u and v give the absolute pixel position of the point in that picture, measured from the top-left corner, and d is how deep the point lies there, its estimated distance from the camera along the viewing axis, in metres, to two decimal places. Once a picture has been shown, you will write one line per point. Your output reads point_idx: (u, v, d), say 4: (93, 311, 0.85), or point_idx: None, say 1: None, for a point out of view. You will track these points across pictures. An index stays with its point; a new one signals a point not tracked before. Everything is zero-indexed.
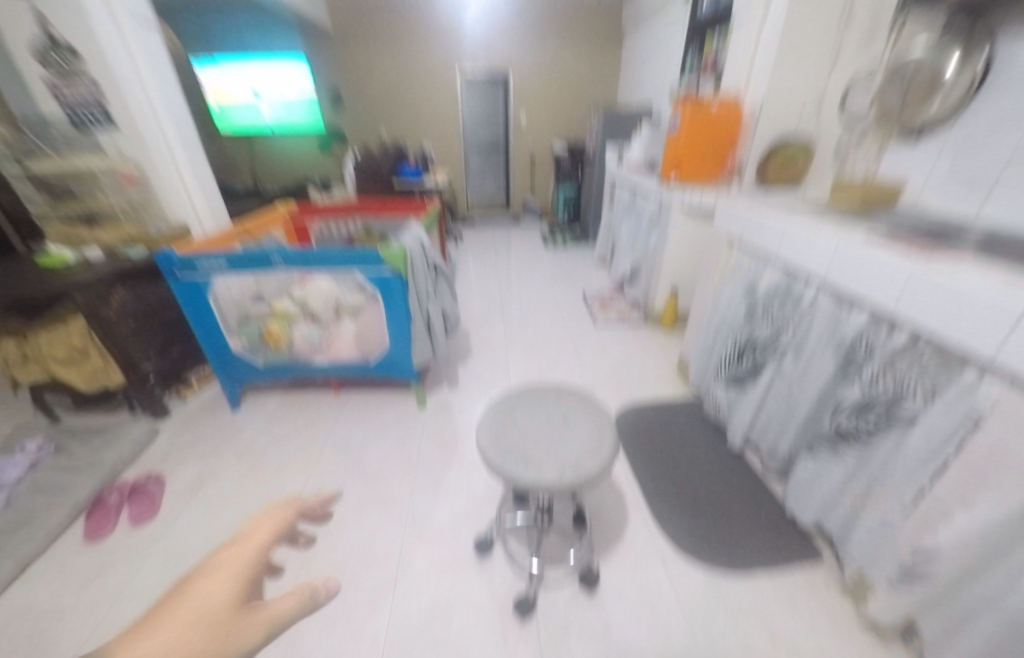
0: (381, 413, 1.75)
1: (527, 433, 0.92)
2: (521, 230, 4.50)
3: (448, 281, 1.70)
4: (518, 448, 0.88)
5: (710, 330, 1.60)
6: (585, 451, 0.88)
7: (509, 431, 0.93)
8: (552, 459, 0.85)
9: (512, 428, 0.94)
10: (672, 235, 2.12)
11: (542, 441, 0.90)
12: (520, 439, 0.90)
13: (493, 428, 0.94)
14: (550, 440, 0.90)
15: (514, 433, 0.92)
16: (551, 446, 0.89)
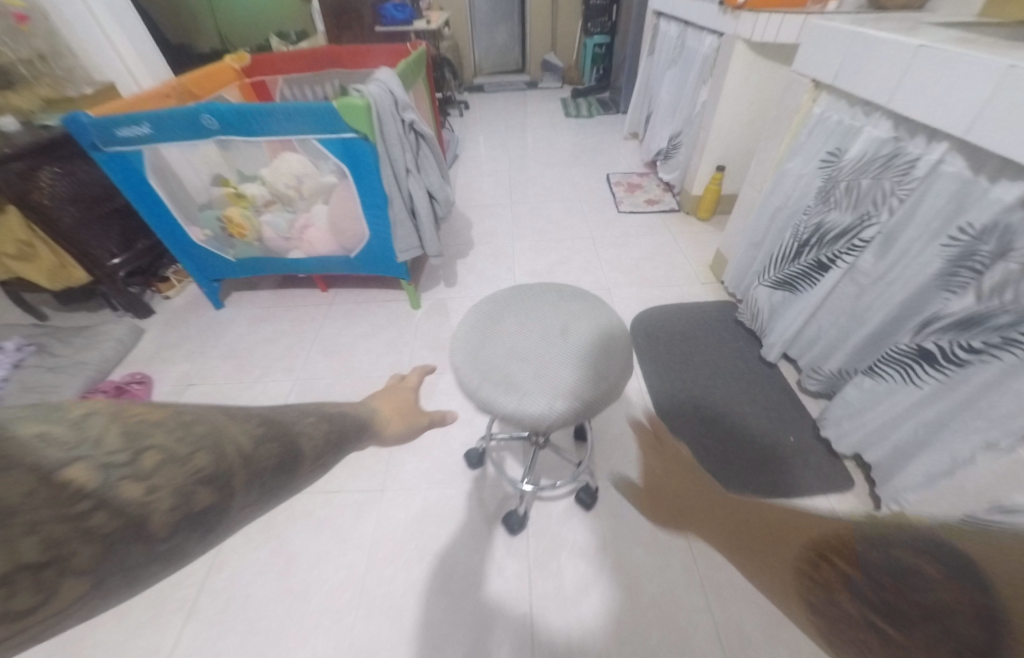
0: (372, 312, 1.59)
1: (515, 342, 0.71)
2: (539, 98, 3.76)
3: (435, 152, 1.35)
4: (500, 361, 0.68)
5: (764, 217, 1.26)
6: (588, 371, 0.67)
7: (492, 342, 0.72)
8: (541, 383, 0.65)
9: (495, 337, 0.72)
10: (727, 90, 1.63)
11: (534, 353, 0.69)
12: (505, 353, 0.69)
13: (472, 337, 0.73)
14: (543, 354, 0.69)
15: (498, 344, 0.71)
16: (544, 362, 0.68)
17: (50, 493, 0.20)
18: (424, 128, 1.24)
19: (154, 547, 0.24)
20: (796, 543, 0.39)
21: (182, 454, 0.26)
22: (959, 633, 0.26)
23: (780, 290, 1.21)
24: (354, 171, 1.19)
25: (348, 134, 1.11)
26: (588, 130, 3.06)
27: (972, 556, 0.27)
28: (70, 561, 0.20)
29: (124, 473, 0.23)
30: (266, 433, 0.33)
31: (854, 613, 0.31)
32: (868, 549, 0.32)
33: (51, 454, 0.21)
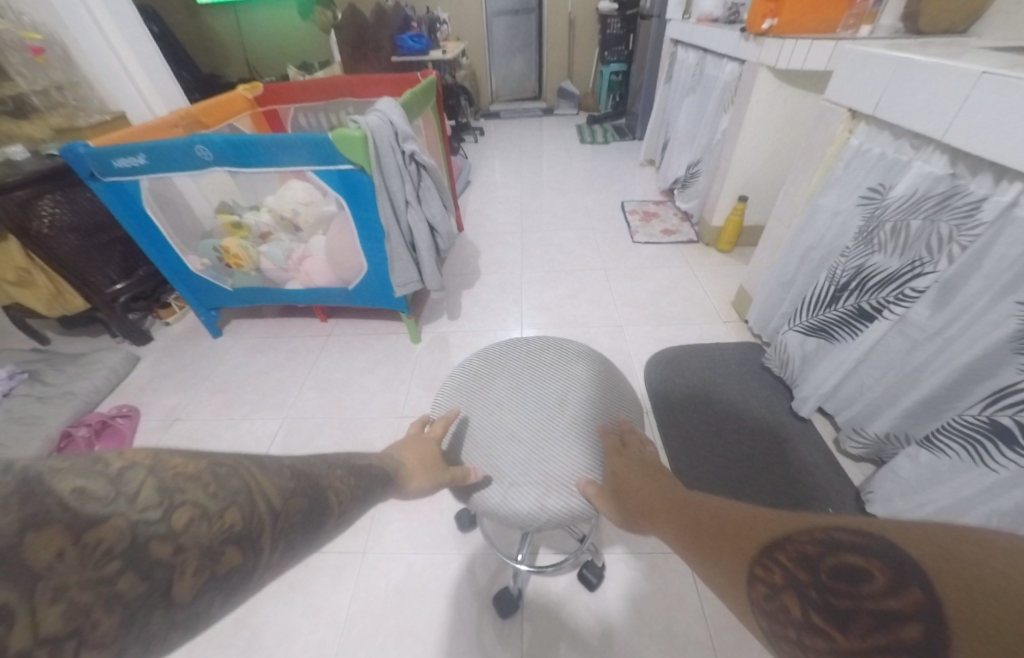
0: (371, 345, 1.51)
1: (507, 411, 0.66)
2: (555, 125, 3.76)
3: (438, 183, 1.29)
4: (488, 433, 0.64)
5: (795, 256, 1.14)
6: (583, 451, 0.60)
7: (484, 409, 0.67)
8: (529, 470, 0.59)
9: (486, 404, 0.68)
10: (750, 118, 1.54)
11: (526, 427, 0.64)
12: (495, 424, 0.65)
13: (463, 402, 0.70)
14: (536, 428, 0.64)
15: (491, 413, 0.67)
16: (537, 437, 0.62)
17: (80, 556, 0.24)
18: (426, 159, 1.19)
19: (177, 611, 0.28)
20: (748, 536, 0.37)
21: (211, 513, 0.30)
22: (908, 638, 0.25)
23: (814, 337, 1.09)
24: (351, 203, 1.14)
25: (343, 165, 1.06)
26: (603, 157, 3.01)
27: (941, 578, 0.26)
28: (93, 624, 0.24)
29: (157, 531, 0.27)
30: (293, 489, 0.38)
31: (803, 615, 0.30)
32: (829, 558, 0.31)
33: (89, 514, 0.25)
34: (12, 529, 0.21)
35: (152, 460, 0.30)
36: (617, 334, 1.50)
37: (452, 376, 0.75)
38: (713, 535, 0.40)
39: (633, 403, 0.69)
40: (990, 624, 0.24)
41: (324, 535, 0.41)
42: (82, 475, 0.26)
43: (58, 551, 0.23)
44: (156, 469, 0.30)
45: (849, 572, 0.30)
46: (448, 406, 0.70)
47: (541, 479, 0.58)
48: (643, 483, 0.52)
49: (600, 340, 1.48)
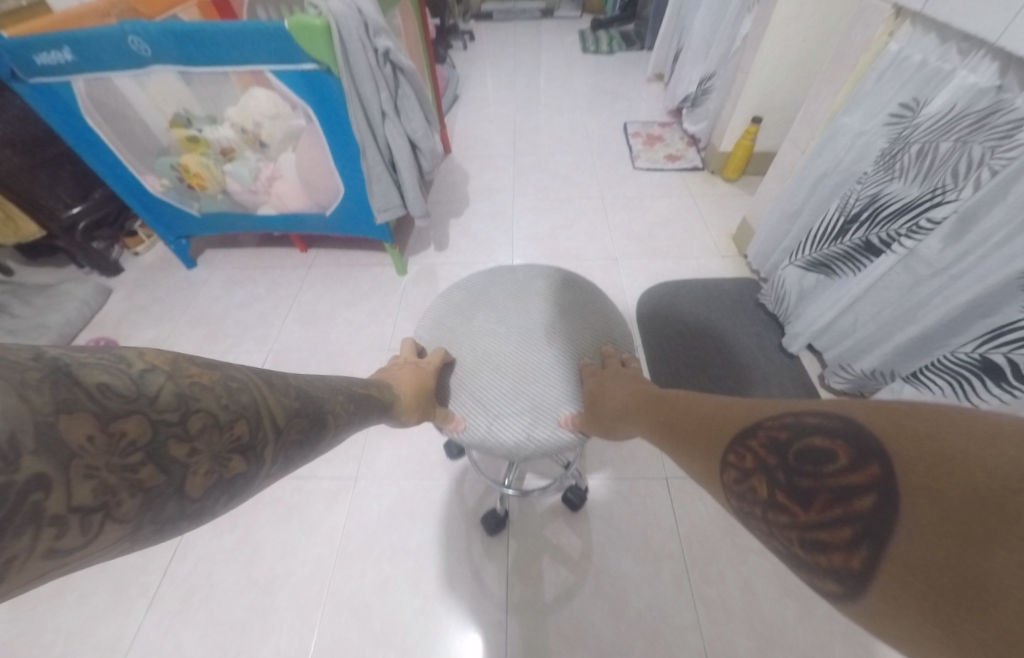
0: (354, 277, 1.45)
1: (491, 343, 0.64)
2: (554, 30, 3.33)
3: (419, 91, 1.13)
4: (472, 367, 0.62)
5: (808, 183, 1.06)
6: (567, 384, 0.59)
7: (467, 342, 0.64)
8: (514, 404, 0.58)
9: (470, 336, 0.65)
10: (778, 20, 1.34)
11: (510, 359, 0.61)
12: (478, 358, 0.63)
13: (446, 332, 0.67)
14: (521, 359, 0.61)
15: (475, 346, 0.64)
16: (522, 371, 0.60)
17: (107, 444, 0.21)
18: (403, 60, 1.03)
19: (188, 505, 0.26)
20: (721, 433, 0.36)
21: (224, 421, 0.28)
22: (861, 511, 0.23)
23: (814, 272, 1.04)
24: (321, 113, 1.01)
25: (306, 65, 0.92)
26: (607, 70, 2.70)
27: (895, 441, 0.23)
28: (118, 504, 0.22)
29: (175, 432, 0.24)
30: (298, 410, 0.36)
31: (767, 496, 0.29)
32: (795, 441, 0.29)
33: (112, 405, 0.22)
34: (45, 408, 0.19)
35: (172, 361, 0.26)
36: (612, 269, 1.44)
37: (431, 306, 0.71)
38: (691, 435, 0.39)
39: (624, 335, 0.66)
40: (943, 483, 0.21)
41: (313, 455, 0.39)
42: (104, 369, 0.22)
43: (87, 437, 0.21)
44: (176, 371, 0.26)
45: (813, 452, 0.27)
46: (431, 337, 0.67)
47: (525, 413, 0.57)
48: (624, 395, 0.52)
49: (593, 275, 1.43)
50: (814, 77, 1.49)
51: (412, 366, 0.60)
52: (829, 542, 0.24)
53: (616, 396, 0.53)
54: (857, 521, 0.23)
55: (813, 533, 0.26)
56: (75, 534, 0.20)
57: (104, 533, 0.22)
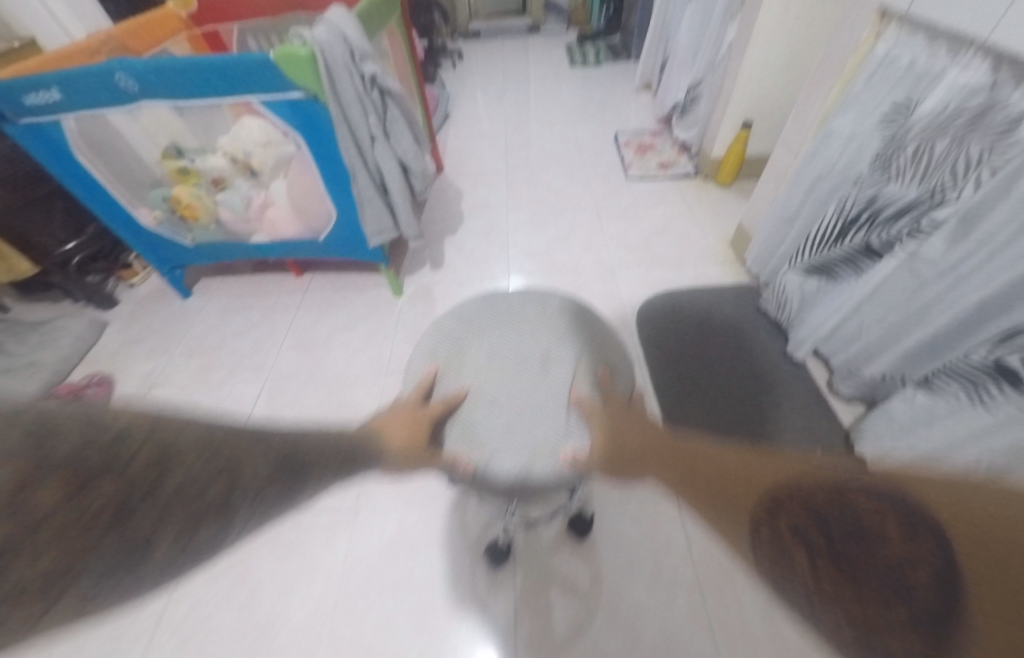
0: (350, 301, 1.43)
1: (488, 373, 0.62)
2: (541, 45, 3.37)
3: (406, 112, 1.13)
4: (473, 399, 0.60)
5: (804, 187, 1.05)
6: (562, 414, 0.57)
7: (462, 372, 0.63)
8: (513, 438, 0.56)
9: (466, 366, 0.64)
10: (761, 27, 1.34)
11: (507, 390, 0.60)
12: (477, 389, 0.61)
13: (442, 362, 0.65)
14: (517, 391, 0.60)
15: (471, 377, 0.62)
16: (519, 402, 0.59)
17: (67, 515, 0.19)
18: (389, 84, 1.02)
19: (160, 576, 0.23)
20: (733, 488, 0.32)
21: (206, 481, 0.24)
22: (920, 588, 0.22)
23: (815, 277, 1.03)
24: (310, 140, 1.01)
25: (292, 93, 0.92)
26: (595, 81, 2.73)
27: (946, 514, 0.24)
28: (77, 580, 0.20)
29: (141, 497, 0.22)
30: (303, 457, 0.32)
31: (802, 570, 0.25)
32: (828, 503, 0.27)
33: (81, 465, 0.20)
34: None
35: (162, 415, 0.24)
36: (610, 281, 1.43)
37: (424, 339, 0.69)
38: (696, 486, 0.35)
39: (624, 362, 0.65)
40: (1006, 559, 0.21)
41: None
42: (80, 428, 0.21)
43: (51, 505, 0.19)
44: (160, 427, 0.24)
45: (853, 519, 0.26)
46: (429, 367, 0.65)
47: (525, 447, 0.55)
48: (635, 437, 0.49)
49: (591, 287, 1.42)
50: (802, 80, 1.49)
51: (408, 405, 0.56)
52: (889, 622, 0.22)
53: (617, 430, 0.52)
54: (917, 597, 0.22)
55: (863, 612, 0.23)
56: (30, 611, 0.18)
57: (59, 611, 0.20)
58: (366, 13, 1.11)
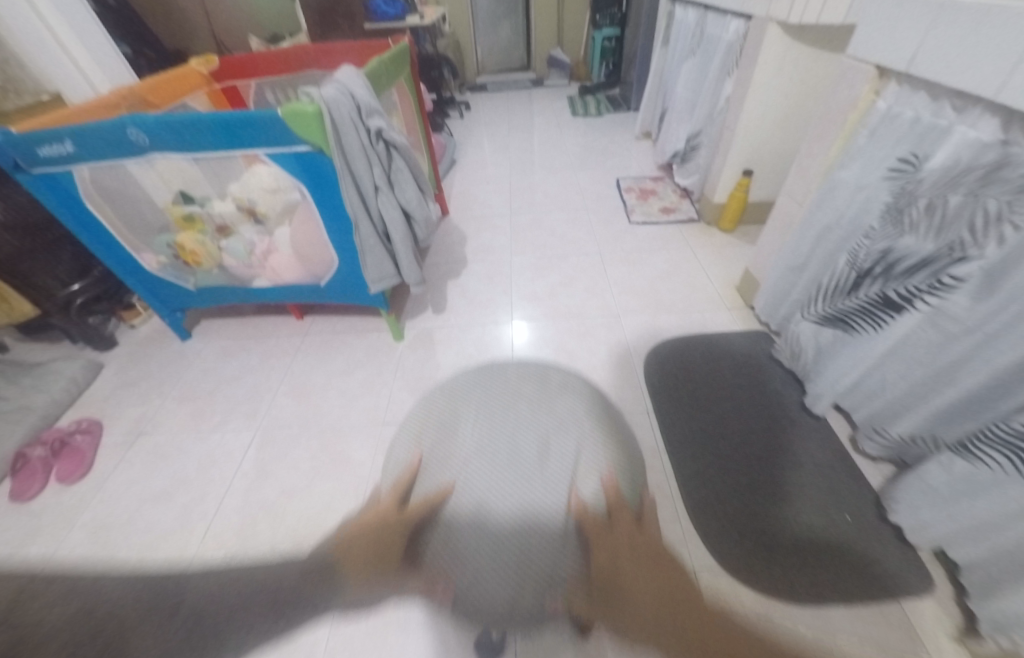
0: (350, 345, 1.40)
1: (478, 458, 0.57)
2: (544, 97, 3.55)
3: (412, 163, 1.14)
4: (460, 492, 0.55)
5: (813, 236, 1.04)
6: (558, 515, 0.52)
7: (450, 457, 0.58)
8: (490, 544, 0.51)
9: (455, 449, 0.59)
10: (758, 83, 1.39)
11: (497, 483, 0.55)
12: (466, 479, 0.56)
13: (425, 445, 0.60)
14: (509, 483, 0.55)
15: (459, 463, 0.57)
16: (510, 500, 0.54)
17: None
18: (395, 137, 1.05)
19: None
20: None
21: None
22: None
23: (830, 327, 0.99)
24: (316, 191, 1.02)
25: (300, 147, 0.94)
26: (597, 130, 2.83)
27: None
28: None
29: None
30: None
31: None
32: None
33: None
34: None
35: None
36: (615, 326, 1.39)
37: (414, 409, 0.65)
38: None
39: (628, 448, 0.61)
40: None
41: None
42: None
43: None
44: None
45: None
46: (414, 448, 0.60)
47: (512, 559, 0.50)
48: (636, 573, 0.44)
49: (597, 332, 1.38)
50: (801, 131, 1.52)
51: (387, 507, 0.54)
52: None
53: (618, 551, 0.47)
54: None
55: None
56: None
57: None
58: (375, 70, 1.16)
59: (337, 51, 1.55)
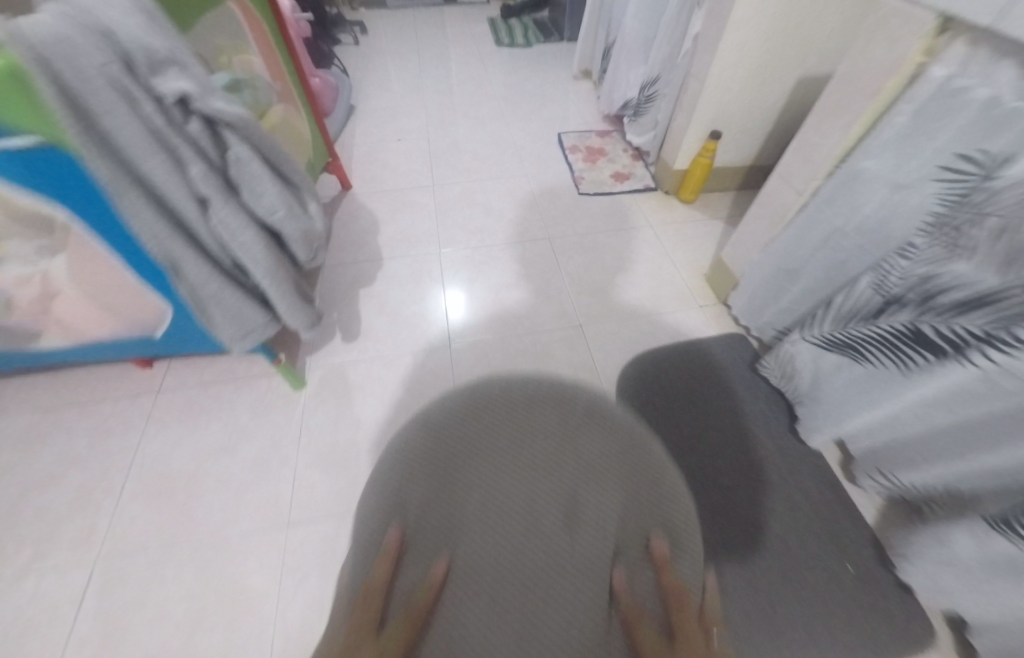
0: (229, 401, 1.02)
1: (487, 523, 0.51)
2: (459, 16, 2.91)
3: (267, 148, 0.72)
4: (462, 575, 0.47)
5: (822, 241, 0.83)
6: (594, 594, 0.46)
7: (453, 525, 0.51)
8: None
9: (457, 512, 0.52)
10: (737, 20, 1.11)
11: (510, 554, 0.49)
12: (466, 560, 0.48)
13: (419, 508, 0.51)
14: (524, 557, 0.49)
15: (462, 533, 0.50)
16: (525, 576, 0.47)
17: None
18: (221, 108, 0.61)
19: None
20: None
21: None
22: None
23: (834, 352, 0.83)
24: (74, 208, 0.58)
25: (4, 140, 0.49)
26: (527, 65, 2.37)
27: None
28: None
29: None
30: None
31: None
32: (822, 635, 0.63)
33: None
34: None
35: None
36: (578, 339, 1.15)
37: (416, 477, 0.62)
38: None
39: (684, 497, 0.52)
40: None
41: None
42: None
43: None
44: None
45: None
46: (405, 504, 0.52)
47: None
48: None
49: (557, 349, 1.14)
50: (774, 85, 1.28)
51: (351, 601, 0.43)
52: None
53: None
54: None
55: None
56: None
57: None
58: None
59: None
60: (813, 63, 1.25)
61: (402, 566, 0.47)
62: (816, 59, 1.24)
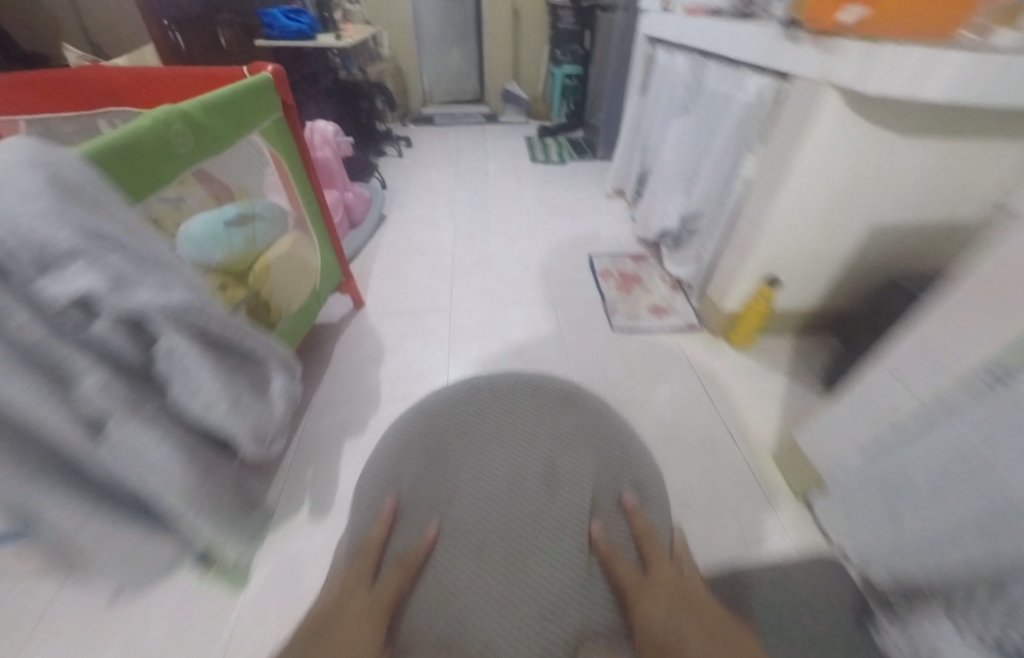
0: (142, 603, 0.78)
1: (470, 493, 0.57)
2: (499, 134, 3.11)
3: (226, 325, 0.57)
4: (448, 537, 0.54)
5: (979, 488, 0.57)
6: (570, 549, 0.52)
7: (440, 498, 0.57)
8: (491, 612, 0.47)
9: (449, 481, 0.59)
10: (799, 170, 1.00)
11: (497, 513, 0.55)
12: (455, 520, 0.55)
13: (409, 485, 0.59)
14: (511, 516, 0.55)
15: (448, 505, 0.56)
16: (508, 527, 0.54)
17: None
18: (148, 301, 0.46)
19: None
20: None
21: None
22: None
23: None
24: None
25: None
26: (560, 181, 2.40)
27: None
28: None
29: None
30: None
31: None
32: None
33: None
34: None
35: None
36: None
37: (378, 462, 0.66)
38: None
39: (641, 457, 0.63)
40: None
41: None
42: None
43: None
44: None
45: None
46: (396, 484, 0.59)
47: (516, 607, 0.47)
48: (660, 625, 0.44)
49: None
50: (843, 234, 1.12)
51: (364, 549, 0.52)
52: None
53: (654, 596, 0.47)
54: None
55: None
56: None
57: None
58: (156, 127, 0.59)
59: (178, 75, 1.00)
60: (890, 214, 1.08)
61: (399, 524, 0.56)
62: (895, 211, 1.08)
